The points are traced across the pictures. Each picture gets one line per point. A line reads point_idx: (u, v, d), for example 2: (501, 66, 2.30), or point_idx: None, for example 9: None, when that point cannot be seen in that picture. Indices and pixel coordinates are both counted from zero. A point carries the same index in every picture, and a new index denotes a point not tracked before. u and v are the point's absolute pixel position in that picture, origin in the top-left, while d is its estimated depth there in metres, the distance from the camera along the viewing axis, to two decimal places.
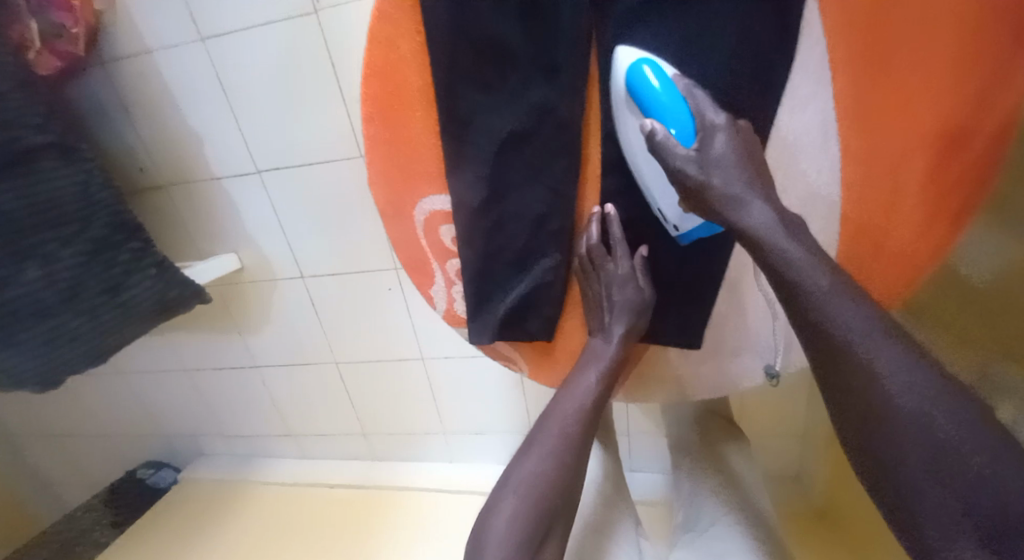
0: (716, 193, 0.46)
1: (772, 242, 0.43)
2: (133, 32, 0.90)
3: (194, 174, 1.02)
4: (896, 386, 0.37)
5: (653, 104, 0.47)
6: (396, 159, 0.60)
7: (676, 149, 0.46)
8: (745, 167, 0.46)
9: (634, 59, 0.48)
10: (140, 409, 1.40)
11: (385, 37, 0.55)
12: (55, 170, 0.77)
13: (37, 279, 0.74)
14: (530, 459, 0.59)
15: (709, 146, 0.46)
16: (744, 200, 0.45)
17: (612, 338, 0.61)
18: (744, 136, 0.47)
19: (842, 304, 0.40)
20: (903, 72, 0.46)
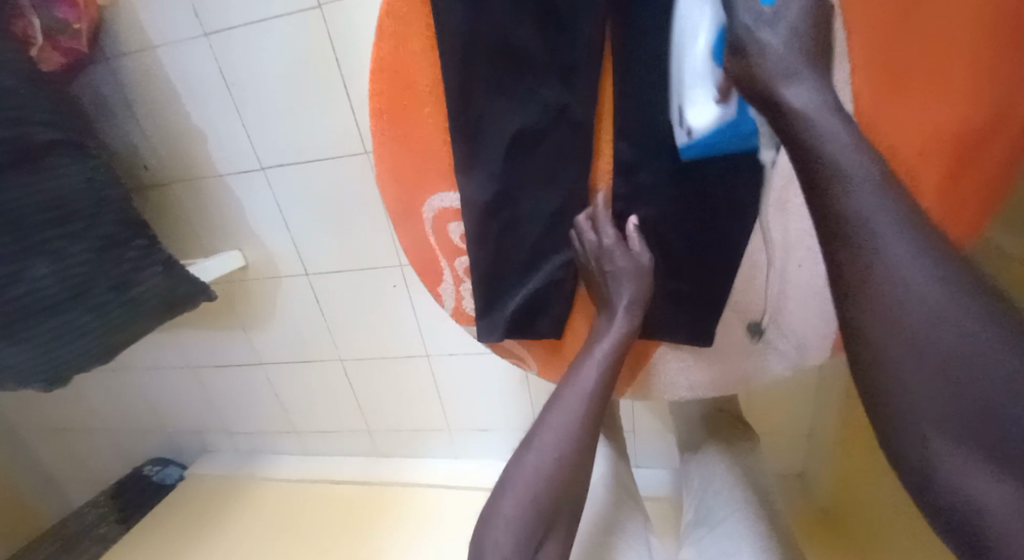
0: (778, 60, 0.37)
1: (818, 140, 0.35)
2: (138, 28, 0.91)
3: (199, 170, 1.03)
4: (969, 344, 0.28)
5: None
6: (403, 157, 0.53)
7: (741, 7, 0.39)
8: (811, 46, 0.38)
9: None
10: (143, 406, 1.42)
11: (394, 31, 0.49)
12: (63, 167, 0.80)
13: (47, 275, 0.76)
14: (538, 445, 0.50)
15: (786, 14, 0.38)
16: (795, 75, 0.37)
17: (616, 314, 0.53)
18: (824, 14, 0.39)
19: (893, 232, 0.31)
20: (930, 55, 0.42)
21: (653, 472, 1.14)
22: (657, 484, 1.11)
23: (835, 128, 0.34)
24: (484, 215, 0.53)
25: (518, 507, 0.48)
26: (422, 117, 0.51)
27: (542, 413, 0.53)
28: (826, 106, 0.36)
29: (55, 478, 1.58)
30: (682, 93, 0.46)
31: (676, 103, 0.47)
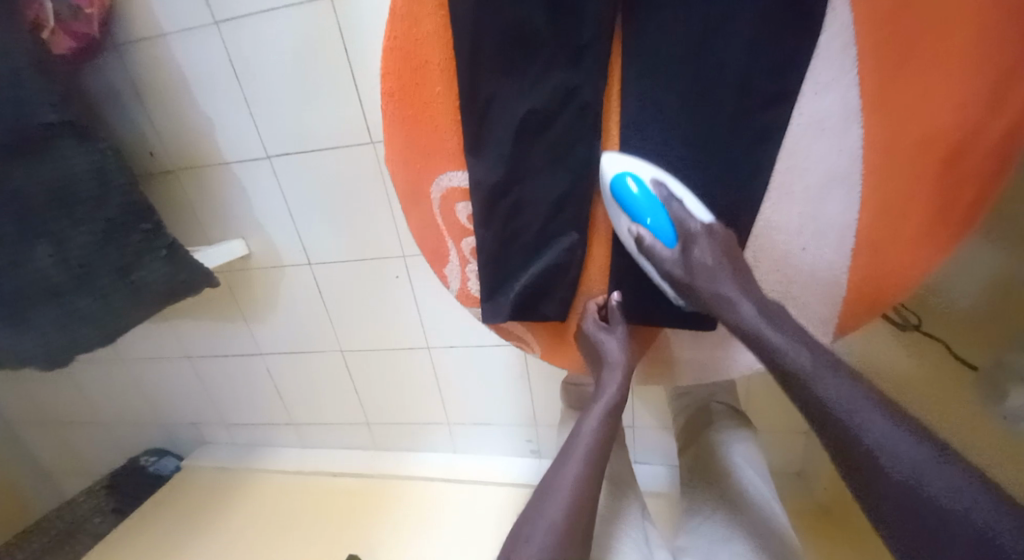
0: (704, 287, 0.51)
1: (779, 346, 0.47)
2: (147, 16, 0.92)
3: (205, 159, 1.04)
4: (901, 463, 0.38)
5: (635, 209, 0.52)
6: (412, 137, 0.54)
7: (662, 253, 0.53)
8: (727, 266, 0.51)
9: (619, 167, 0.52)
10: (141, 396, 1.42)
11: (406, 13, 0.49)
12: (68, 152, 0.79)
13: (48, 260, 0.78)
14: (549, 503, 0.48)
15: (695, 252, 0.52)
16: (732, 300, 0.50)
17: (605, 385, 0.57)
18: (723, 241, 0.52)
19: (868, 412, 0.41)
20: (922, 69, 0.45)
21: (651, 468, 1.14)
22: (655, 479, 1.11)
23: (766, 326, 0.48)
24: (491, 195, 0.54)
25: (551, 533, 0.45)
26: (432, 97, 0.52)
27: (549, 474, 0.53)
28: (760, 312, 0.49)
29: (50, 468, 1.58)
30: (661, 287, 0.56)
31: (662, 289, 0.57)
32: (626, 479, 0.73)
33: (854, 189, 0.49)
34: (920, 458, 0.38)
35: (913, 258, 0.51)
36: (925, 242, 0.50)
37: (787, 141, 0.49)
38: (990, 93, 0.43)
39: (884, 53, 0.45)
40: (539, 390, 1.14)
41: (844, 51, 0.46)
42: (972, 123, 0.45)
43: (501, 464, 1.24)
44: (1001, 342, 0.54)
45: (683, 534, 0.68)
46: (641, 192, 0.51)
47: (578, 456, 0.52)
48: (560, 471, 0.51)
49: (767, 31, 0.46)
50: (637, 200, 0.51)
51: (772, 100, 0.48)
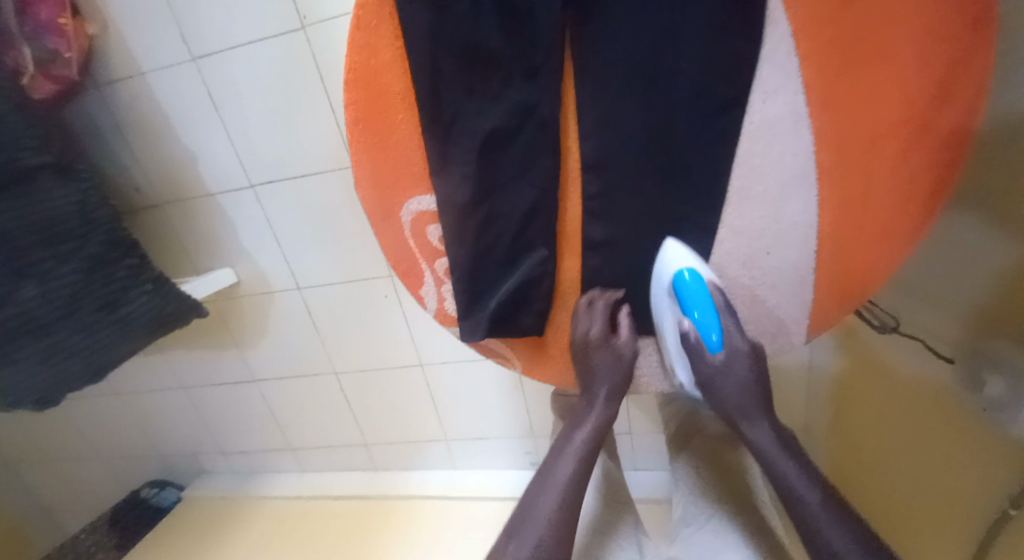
0: (730, 407, 0.54)
1: (768, 456, 0.51)
2: (125, 55, 0.94)
3: (190, 190, 1.05)
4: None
5: (686, 301, 0.54)
6: (380, 161, 0.54)
7: (703, 355, 0.54)
8: (753, 391, 0.54)
9: (680, 258, 0.54)
10: (140, 428, 1.42)
11: (366, 43, 0.50)
12: (51, 192, 0.81)
13: (34, 298, 0.78)
14: (523, 533, 0.50)
15: (715, 382, 0.54)
16: (751, 417, 0.53)
17: (595, 402, 0.58)
18: (757, 361, 0.54)
19: (834, 532, 0.46)
20: (868, 76, 0.46)
21: (650, 475, 1.14)
22: (654, 486, 1.12)
23: (762, 427, 0.53)
24: (460, 214, 0.54)
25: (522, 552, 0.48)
26: (396, 123, 0.53)
27: (524, 501, 0.53)
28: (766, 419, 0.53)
29: (50, 505, 1.58)
30: (670, 356, 0.59)
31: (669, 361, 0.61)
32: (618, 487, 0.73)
33: (814, 189, 0.50)
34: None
35: (875, 263, 0.52)
36: (885, 248, 0.51)
37: (741, 147, 0.51)
38: (930, 102, 0.46)
39: (827, 51, 0.46)
40: (535, 401, 1.14)
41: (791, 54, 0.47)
42: (917, 129, 0.47)
43: (500, 477, 1.24)
44: (974, 330, 0.53)
45: (676, 543, 0.68)
46: (696, 282, 0.53)
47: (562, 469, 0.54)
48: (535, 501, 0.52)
49: (715, 40, 0.47)
50: (688, 287, 0.53)
51: (725, 107, 0.49)
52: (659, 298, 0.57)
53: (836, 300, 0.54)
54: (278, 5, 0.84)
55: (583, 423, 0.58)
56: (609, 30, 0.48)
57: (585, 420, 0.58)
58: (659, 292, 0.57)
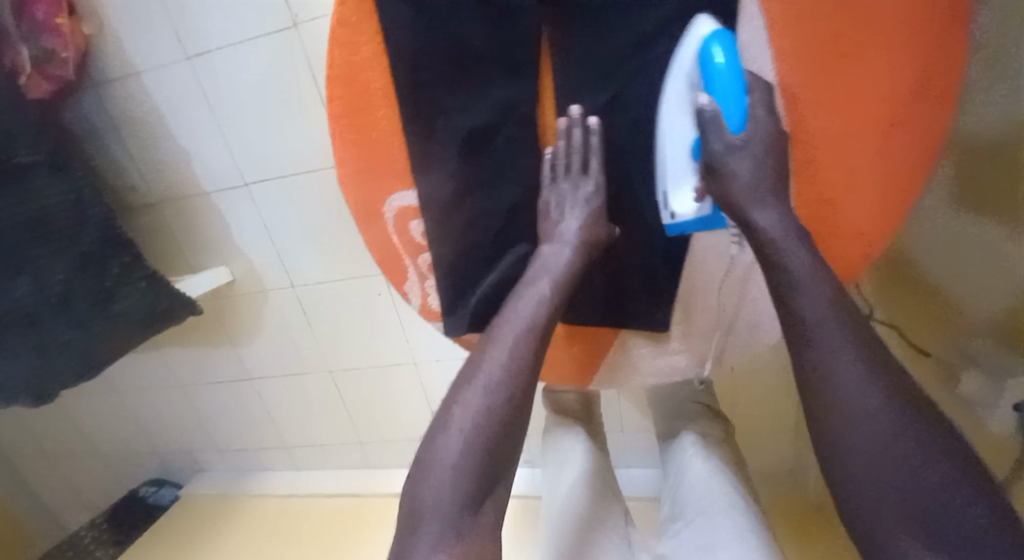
0: (739, 196, 0.45)
1: (779, 242, 0.43)
2: (121, 55, 0.95)
3: (184, 188, 1.06)
4: (847, 404, 0.37)
5: (712, 81, 0.47)
6: (363, 158, 0.54)
7: (719, 128, 0.46)
8: (768, 172, 0.46)
9: (712, 28, 0.47)
10: (136, 427, 1.43)
11: (346, 42, 0.50)
12: (48, 192, 0.82)
13: (27, 293, 0.79)
14: (428, 479, 0.42)
15: (726, 167, 0.46)
16: (764, 200, 0.45)
17: (563, 244, 0.52)
18: (779, 139, 0.47)
19: (834, 352, 0.38)
20: (843, 72, 0.47)
21: (643, 472, 1.14)
22: (647, 484, 1.12)
23: (804, 263, 0.41)
24: (443, 210, 0.55)
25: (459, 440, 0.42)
26: (379, 119, 0.53)
27: (429, 439, 0.45)
28: (829, 299, 0.40)
29: (49, 502, 1.59)
30: (670, 176, 0.52)
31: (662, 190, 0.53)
32: (608, 482, 0.73)
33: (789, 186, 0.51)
34: (858, 387, 0.37)
35: (852, 256, 0.51)
36: (863, 241, 0.51)
37: None
38: (905, 99, 0.46)
39: (804, 47, 0.47)
40: None
41: (761, 53, 0.48)
42: (892, 126, 0.47)
43: None
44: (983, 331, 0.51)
45: (664, 539, 0.66)
46: (726, 60, 0.46)
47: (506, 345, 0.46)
48: (438, 444, 0.43)
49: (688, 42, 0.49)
50: (719, 66, 0.46)
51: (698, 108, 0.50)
52: (675, 71, 0.49)
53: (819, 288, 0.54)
54: (271, 6, 0.85)
55: (529, 292, 0.50)
56: (584, 30, 0.50)
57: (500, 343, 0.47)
58: (677, 68, 0.49)
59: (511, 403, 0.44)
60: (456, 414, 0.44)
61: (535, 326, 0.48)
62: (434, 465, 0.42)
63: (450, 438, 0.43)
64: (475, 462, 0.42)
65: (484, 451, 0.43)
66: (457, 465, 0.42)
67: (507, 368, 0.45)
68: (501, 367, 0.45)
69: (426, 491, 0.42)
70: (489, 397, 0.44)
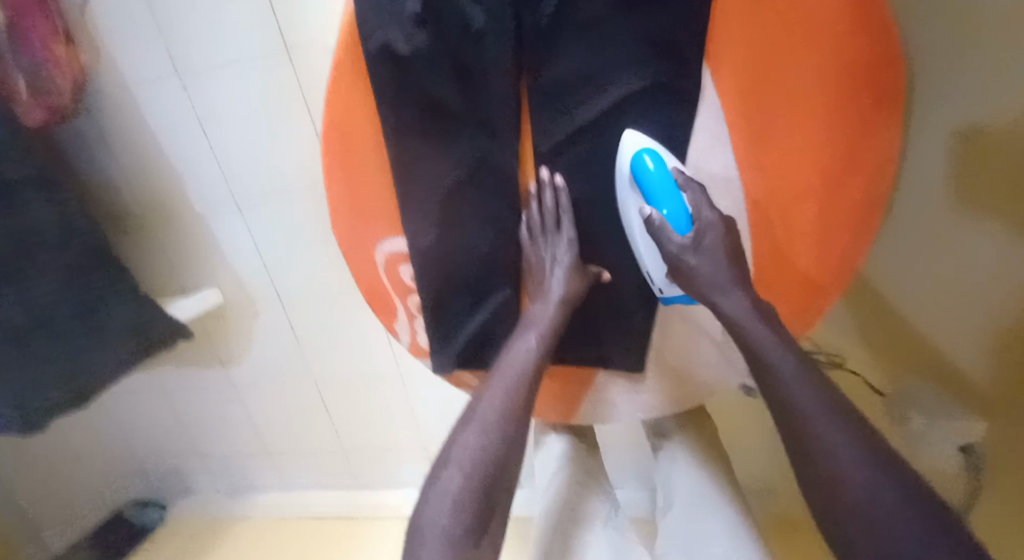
0: (706, 286, 0.49)
1: (746, 326, 0.47)
2: (120, 83, 0.97)
3: (176, 212, 1.08)
4: (840, 458, 0.40)
5: (648, 187, 0.51)
6: (352, 206, 0.57)
7: (671, 236, 0.50)
8: (728, 267, 0.49)
9: (638, 144, 0.52)
10: (122, 444, 1.43)
11: (338, 101, 0.53)
12: (46, 222, 0.84)
13: (18, 312, 0.82)
14: (431, 507, 0.46)
15: (687, 267, 0.50)
16: (727, 291, 0.48)
17: (552, 298, 0.55)
18: (730, 230, 0.50)
19: (821, 412, 0.42)
20: (792, 118, 0.50)
21: (628, 492, 1.17)
22: (631, 504, 1.14)
23: (776, 344, 0.46)
24: (428, 254, 0.58)
25: (463, 482, 0.46)
26: (366, 170, 0.56)
27: (430, 477, 0.48)
28: (809, 374, 0.44)
29: None
30: (646, 261, 0.55)
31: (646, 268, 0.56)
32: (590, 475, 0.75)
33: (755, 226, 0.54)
34: (849, 447, 0.40)
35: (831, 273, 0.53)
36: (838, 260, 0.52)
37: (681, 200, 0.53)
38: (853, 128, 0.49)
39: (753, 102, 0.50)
40: None
41: (719, 119, 0.52)
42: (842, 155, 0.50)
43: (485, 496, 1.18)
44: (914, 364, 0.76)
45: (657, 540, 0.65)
46: (656, 166, 0.50)
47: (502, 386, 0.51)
48: (439, 480, 0.47)
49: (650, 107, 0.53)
50: (651, 173, 0.50)
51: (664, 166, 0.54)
52: (618, 178, 0.54)
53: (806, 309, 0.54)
54: (270, 41, 0.87)
55: (525, 335, 0.54)
56: (559, 93, 0.53)
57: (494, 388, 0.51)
58: (618, 173, 0.54)
59: (507, 442, 0.48)
60: (457, 451, 0.47)
61: (525, 372, 0.52)
62: (435, 500, 0.46)
63: (448, 482, 0.46)
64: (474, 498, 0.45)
65: (482, 487, 0.46)
66: (457, 500, 0.45)
67: (501, 412, 0.49)
68: (497, 408, 0.49)
69: (430, 523, 0.45)
70: (485, 438, 0.48)
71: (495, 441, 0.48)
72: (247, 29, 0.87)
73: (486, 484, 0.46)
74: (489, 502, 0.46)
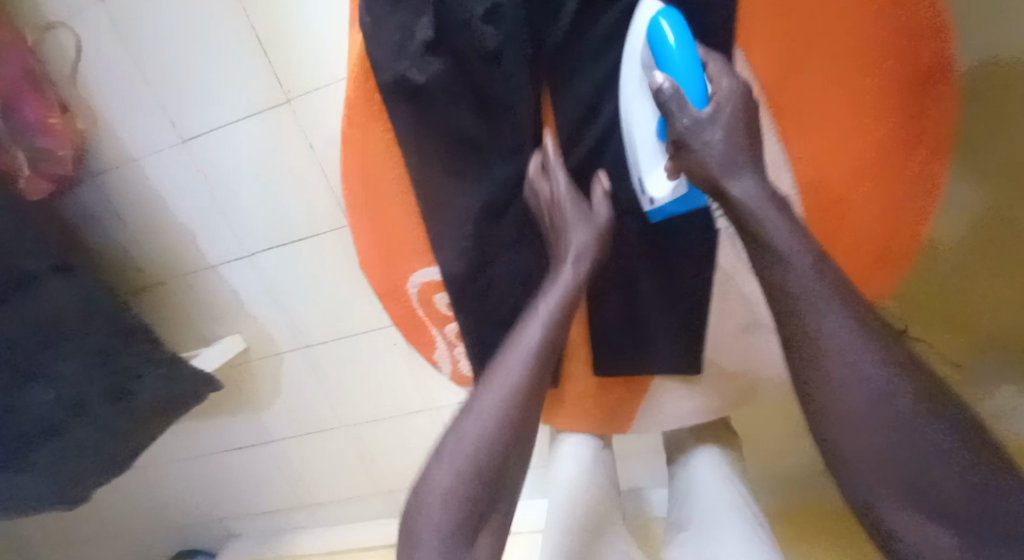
0: (715, 168, 0.46)
1: (772, 230, 0.44)
2: (118, 145, 0.96)
3: (189, 265, 1.07)
4: (892, 427, 0.39)
5: (664, 59, 0.46)
6: (382, 243, 0.56)
7: (686, 108, 0.45)
8: (738, 151, 0.46)
9: (657, 9, 0.46)
10: (162, 501, 1.42)
11: (357, 141, 0.52)
12: (57, 297, 0.82)
13: (46, 401, 0.81)
14: (430, 502, 0.46)
15: (694, 142, 0.46)
16: (738, 171, 0.46)
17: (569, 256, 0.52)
18: (744, 101, 0.47)
19: (864, 361, 0.41)
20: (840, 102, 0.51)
21: None
22: None
23: (804, 272, 0.43)
24: (463, 284, 0.56)
25: (453, 476, 0.46)
26: (392, 207, 0.55)
27: (426, 468, 0.49)
28: (854, 323, 0.41)
29: None
30: (641, 161, 0.51)
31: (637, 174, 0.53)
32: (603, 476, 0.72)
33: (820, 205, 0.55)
34: (895, 399, 0.40)
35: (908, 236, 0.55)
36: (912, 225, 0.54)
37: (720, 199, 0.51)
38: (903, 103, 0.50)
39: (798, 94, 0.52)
40: None
41: None
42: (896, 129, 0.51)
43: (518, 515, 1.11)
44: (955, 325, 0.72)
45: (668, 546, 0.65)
46: (678, 38, 0.45)
47: (498, 376, 0.50)
48: (433, 473, 0.47)
49: None
50: (670, 45, 0.45)
51: None
52: (625, 56, 0.49)
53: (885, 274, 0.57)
54: (263, 83, 0.86)
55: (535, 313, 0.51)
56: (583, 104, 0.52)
57: (494, 388, 0.49)
58: (626, 50, 0.48)
59: (502, 450, 0.47)
60: (451, 442, 0.48)
61: (525, 374, 0.49)
62: (433, 494, 0.46)
63: (441, 476, 0.47)
64: (464, 506, 0.46)
65: (475, 478, 0.46)
66: (447, 494, 0.46)
67: (500, 403, 0.48)
68: (495, 415, 0.48)
69: (424, 526, 0.46)
70: (482, 426, 0.47)
71: (485, 434, 0.47)
72: (240, 75, 0.86)
73: (478, 472, 0.46)
74: (481, 497, 0.46)
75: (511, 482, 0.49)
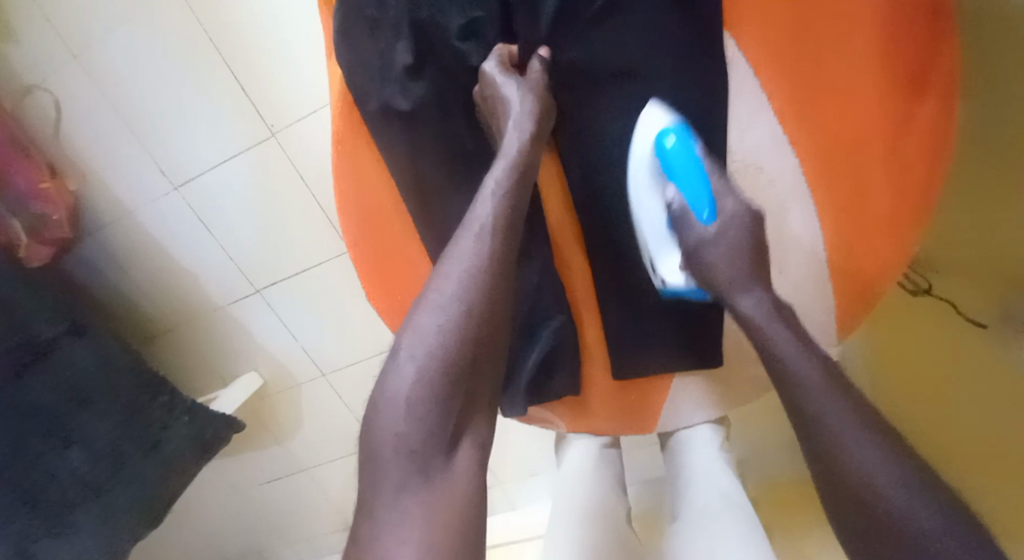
0: (723, 280, 0.48)
1: (767, 324, 0.44)
2: (111, 198, 0.96)
3: (198, 308, 1.07)
4: (863, 459, 0.36)
5: (671, 168, 0.51)
6: (385, 270, 0.53)
7: (692, 224, 0.50)
8: (746, 260, 0.47)
9: (667, 122, 0.51)
10: (201, 540, 1.44)
11: (351, 172, 0.51)
12: (80, 359, 0.84)
13: (81, 460, 0.81)
14: (384, 413, 0.38)
15: (703, 254, 0.49)
16: (750, 282, 0.47)
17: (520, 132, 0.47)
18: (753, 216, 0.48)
19: (830, 400, 0.39)
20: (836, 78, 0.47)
21: None
22: None
23: (781, 334, 0.43)
24: None
25: (417, 381, 0.37)
26: (394, 234, 0.53)
27: (382, 374, 0.40)
28: (818, 366, 0.41)
29: None
30: (649, 244, 0.55)
31: (647, 256, 0.56)
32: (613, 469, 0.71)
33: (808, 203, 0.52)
34: (863, 439, 0.37)
35: (879, 253, 0.49)
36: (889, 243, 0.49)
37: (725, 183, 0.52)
38: (910, 74, 0.43)
39: (791, 71, 0.49)
40: None
41: None
42: (892, 108, 0.45)
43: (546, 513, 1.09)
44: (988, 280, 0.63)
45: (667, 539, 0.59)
46: (677, 145, 0.50)
47: (461, 265, 0.41)
48: (390, 376, 0.38)
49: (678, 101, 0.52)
50: (670, 153, 0.50)
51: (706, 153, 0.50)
52: (636, 158, 0.53)
53: (866, 292, 0.52)
54: (247, 120, 0.85)
55: (486, 189, 0.44)
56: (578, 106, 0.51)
57: (448, 277, 0.41)
58: (638, 158, 0.53)
59: (470, 346, 0.39)
60: (408, 348, 0.38)
61: (484, 256, 0.41)
62: (392, 401, 0.38)
63: (403, 372, 0.38)
64: (431, 412, 0.37)
65: (444, 380, 0.38)
66: (412, 399, 0.37)
67: (461, 292, 0.40)
68: (454, 305, 0.39)
69: (384, 434, 0.38)
70: (444, 318, 0.39)
71: (448, 327, 0.39)
72: (225, 114, 0.85)
73: (451, 382, 0.38)
74: (453, 402, 0.38)
75: (482, 393, 0.41)
